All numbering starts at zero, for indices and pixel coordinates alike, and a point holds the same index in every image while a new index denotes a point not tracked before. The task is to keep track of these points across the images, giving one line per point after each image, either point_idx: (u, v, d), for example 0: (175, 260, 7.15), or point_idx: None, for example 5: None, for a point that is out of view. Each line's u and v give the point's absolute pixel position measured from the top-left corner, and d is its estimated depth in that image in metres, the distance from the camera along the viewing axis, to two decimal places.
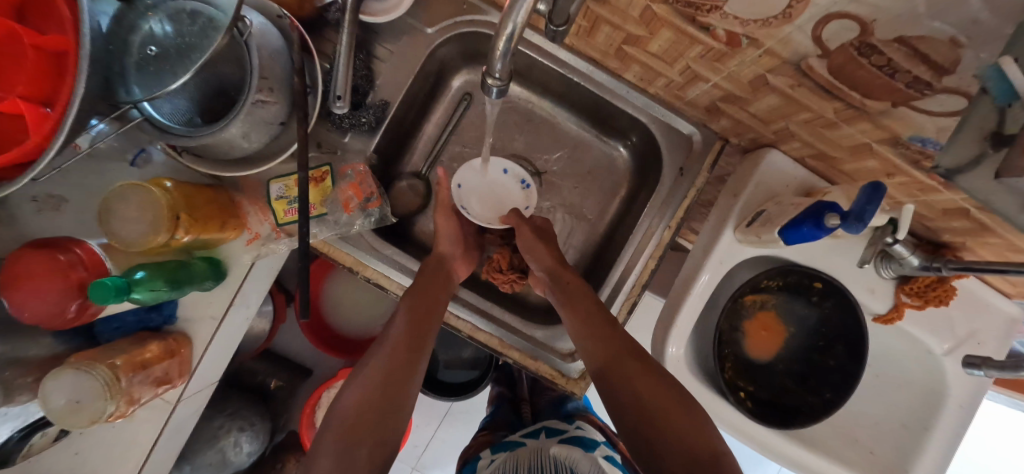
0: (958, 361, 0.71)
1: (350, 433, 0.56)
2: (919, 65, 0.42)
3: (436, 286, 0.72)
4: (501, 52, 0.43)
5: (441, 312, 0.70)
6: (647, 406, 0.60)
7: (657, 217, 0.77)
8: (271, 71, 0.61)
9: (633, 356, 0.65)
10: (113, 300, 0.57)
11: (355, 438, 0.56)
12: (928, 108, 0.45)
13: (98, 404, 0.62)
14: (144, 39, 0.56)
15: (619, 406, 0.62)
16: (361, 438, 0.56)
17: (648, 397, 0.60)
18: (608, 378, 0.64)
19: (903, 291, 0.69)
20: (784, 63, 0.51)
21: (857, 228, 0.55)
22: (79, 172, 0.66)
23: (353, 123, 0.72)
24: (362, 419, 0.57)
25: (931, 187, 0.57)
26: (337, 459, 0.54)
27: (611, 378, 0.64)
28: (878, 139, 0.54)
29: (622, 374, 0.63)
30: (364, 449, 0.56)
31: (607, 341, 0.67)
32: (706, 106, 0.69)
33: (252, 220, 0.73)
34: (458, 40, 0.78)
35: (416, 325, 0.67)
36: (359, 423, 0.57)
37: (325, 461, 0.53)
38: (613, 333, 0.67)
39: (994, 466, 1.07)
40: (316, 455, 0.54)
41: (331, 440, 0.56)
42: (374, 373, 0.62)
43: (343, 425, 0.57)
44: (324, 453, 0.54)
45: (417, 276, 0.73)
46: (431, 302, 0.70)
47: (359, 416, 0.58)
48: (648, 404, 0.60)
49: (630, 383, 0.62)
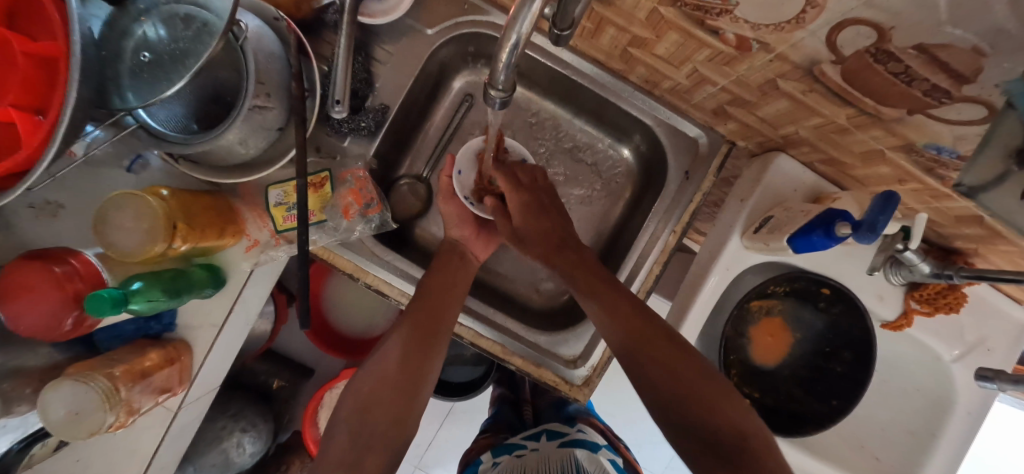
0: (967, 368, 0.69)
1: (365, 413, 0.62)
2: (938, 73, 0.40)
3: (450, 275, 0.74)
4: (504, 63, 0.42)
5: (455, 302, 0.71)
6: (694, 403, 0.58)
7: (662, 221, 0.76)
8: (268, 77, 0.59)
9: (661, 336, 0.62)
10: (110, 311, 0.56)
11: (369, 416, 0.62)
12: (945, 116, 0.44)
13: (98, 415, 0.61)
14: (138, 43, 0.54)
15: (661, 402, 0.60)
16: (374, 416, 0.62)
17: (692, 395, 0.58)
18: (645, 370, 0.61)
19: (913, 297, 0.68)
20: (795, 68, 0.49)
21: (868, 238, 0.54)
22: (74, 178, 0.64)
23: (353, 128, 0.70)
24: (376, 399, 0.63)
25: (944, 195, 0.55)
26: (352, 436, 0.60)
27: (649, 371, 0.60)
28: (892, 146, 0.52)
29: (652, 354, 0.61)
30: (378, 427, 0.62)
31: (643, 332, 0.62)
32: (713, 109, 0.67)
33: (251, 227, 0.71)
34: (458, 41, 0.76)
35: (428, 315, 0.69)
36: (374, 402, 0.63)
37: (342, 437, 0.60)
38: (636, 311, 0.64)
39: None
40: (335, 431, 0.61)
41: (347, 418, 0.62)
42: (389, 359, 0.66)
43: (358, 404, 0.63)
44: (341, 430, 0.61)
45: (431, 267, 0.74)
46: (446, 292, 0.71)
47: (373, 396, 0.63)
48: (690, 400, 0.58)
49: (672, 378, 0.59)
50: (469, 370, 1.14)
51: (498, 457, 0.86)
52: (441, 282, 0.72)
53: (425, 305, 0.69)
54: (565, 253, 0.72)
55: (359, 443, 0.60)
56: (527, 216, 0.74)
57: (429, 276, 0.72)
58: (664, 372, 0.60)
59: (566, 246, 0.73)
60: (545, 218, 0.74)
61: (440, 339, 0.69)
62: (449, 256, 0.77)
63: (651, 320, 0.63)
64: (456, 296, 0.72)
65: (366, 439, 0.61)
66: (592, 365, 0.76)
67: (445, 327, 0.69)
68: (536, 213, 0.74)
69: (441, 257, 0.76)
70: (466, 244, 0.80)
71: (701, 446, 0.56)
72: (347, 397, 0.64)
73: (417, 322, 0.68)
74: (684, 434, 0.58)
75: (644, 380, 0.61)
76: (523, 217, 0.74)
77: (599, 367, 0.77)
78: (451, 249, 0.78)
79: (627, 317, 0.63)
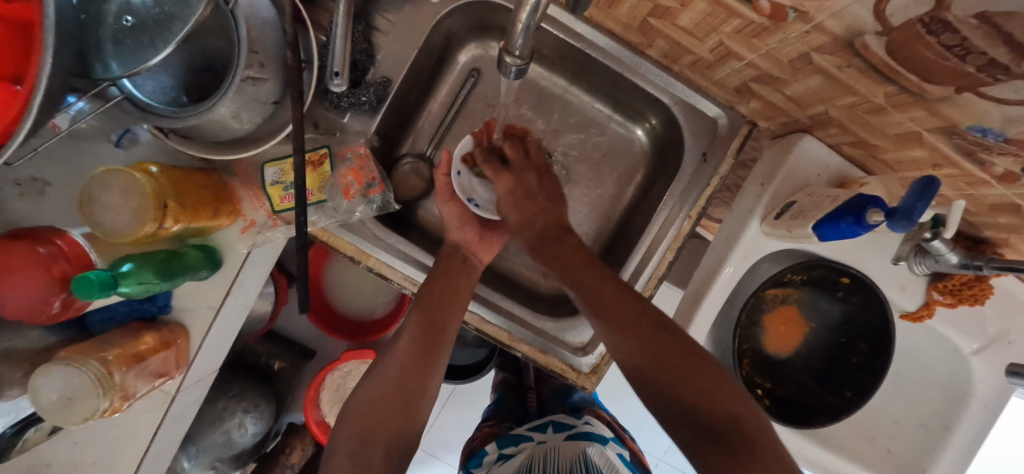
0: (990, 362, 0.66)
1: (365, 430, 0.59)
2: (997, 46, 0.36)
3: (452, 283, 0.70)
4: (522, 26, 0.38)
5: (458, 314, 0.69)
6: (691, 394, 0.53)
7: (677, 206, 0.72)
8: (262, 46, 0.55)
9: (657, 326, 0.58)
10: (97, 294, 0.53)
11: (369, 435, 0.59)
12: (999, 95, 0.40)
13: (91, 401, 0.59)
14: (120, 7, 0.50)
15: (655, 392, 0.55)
16: (375, 436, 0.59)
17: (686, 381, 0.54)
18: (652, 377, 0.55)
19: (937, 288, 0.64)
20: (834, 40, 0.46)
21: (904, 226, 0.51)
22: (59, 153, 0.60)
23: (353, 102, 0.66)
24: (377, 417, 0.60)
25: (982, 181, 0.52)
26: (351, 458, 0.57)
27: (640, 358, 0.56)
28: (931, 127, 0.49)
29: (640, 336, 0.57)
30: (378, 449, 0.58)
31: (666, 353, 0.56)
32: (737, 86, 0.63)
33: (247, 207, 0.68)
34: (465, 11, 0.72)
35: (429, 327, 0.66)
36: (375, 421, 0.60)
37: (341, 460, 0.57)
38: (629, 295, 0.61)
39: None
40: (335, 451, 0.58)
41: (348, 439, 0.59)
42: (389, 374, 0.63)
43: (358, 422, 0.60)
44: (341, 449, 0.58)
45: (431, 273, 0.70)
46: (446, 301, 0.68)
47: (372, 416, 0.60)
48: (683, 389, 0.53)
49: (676, 379, 0.54)
50: (472, 354, 1.12)
51: (502, 447, 0.84)
52: (443, 292, 0.68)
53: (426, 319, 0.67)
54: (545, 243, 0.69)
55: (358, 463, 0.57)
56: (511, 201, 0.72)
57: (429, 284, 0.68)
58: (657, 359, 0.56)
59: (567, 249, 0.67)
60: (529, 205, 0.71)
61: (440, 352, 0.67)
62: (452, 260, 0.72)
63: (644, 309, 0.60)
64: (458, 306, 0.69)
65: (366, 459, 0.57)
66: (599, 353, 0.74)
67: (447, 338, 0.67)
68: (521, 199, 0.72)
69: (443, 261, 0.71)
70: (471, 224, 0.76)
71: (704, 443, 0.51)
72: (346, 416, 0.61)
73: (418, 336, 0.66)
74: (672, 415, 0.54)
75: (649, 388, 0.56)
76: (507, 204, 0.72)
77: (607, 356, 0.74)
78: (453, 253, 0.73)
79: (659, 343, 0.56)
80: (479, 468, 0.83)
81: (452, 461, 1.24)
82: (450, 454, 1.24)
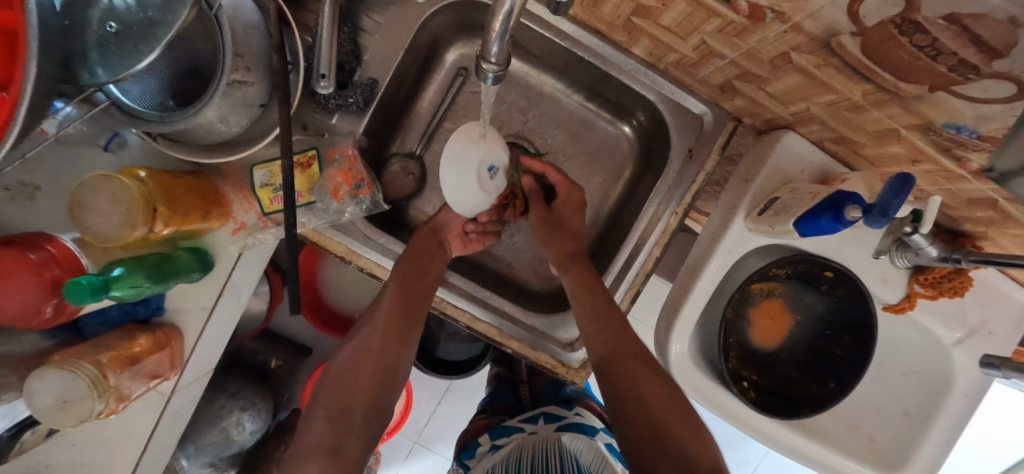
0: (969, 351, 0.68)
1: (343, 397, 0.60)
2: (967, 47, 0.37)
3: (423, 263, 0.71)
4: (498, 32, 0.38)
5: (433, 290, 0.70)
6: (660, 425, 0.58)
7: (664, 203, 0.73)
8: (247, 48, 0.55)
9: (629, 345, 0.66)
10: (90, 300, 0.54)
11: (347, 403, 0.60)
12: (971, 94, 0.41)
13: (87, 402, 0.59)
14: (104, 13, 0.50)
15: (630, 416, 0.60)
16: (353, 405, 0.60)
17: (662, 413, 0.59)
18: (635, 408, 0.60)
19: (918, 281, 0.66)
20: (811, 40, 0.46)
21: (878, 222, 0.52)
22: (51, 156, 0.60)
23: (340, 104, 0.66)
24: (357, 384, 0.62)
25: (959, 176, 0.53)
26: (330, 422, 0.58)
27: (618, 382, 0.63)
28: (908, 125, 0.50)
29: (619, 362, 0.64)
30: (356, 414, 0.60)
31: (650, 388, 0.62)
32: (720, 84, 0.64)
33: (237, 209, 0.69)
34: (451, 10, 0.72)
35: (406, 302, 0.67)
36: (353, 388, 0.61)
37: (321, 425, 0.58)
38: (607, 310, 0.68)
39: (983, 439, 1.14)
40: (313, 419, 0.59)
41: (326, 407, 0.60)
42: (368, 345, 0.65)
43: (338, 389, 0.61)
44: (319, 416, 0.59)
45: (404, 253, 0.71)
46: (420, 280, 0.69)
47: (351, 385, 0.62)
48: (655, 416, 0.59)
49: (645, 405, 0.60)
50: (467, 349, 1.12)
51: (496, 440, 0.86)
52: (416, 270, 0.70)
53: (402, 293, 0.67)
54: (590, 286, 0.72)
55: (338, 428, 0.58)
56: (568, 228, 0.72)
57: (404, 261, 0.69)
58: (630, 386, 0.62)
59: (624, 351, 0.65)
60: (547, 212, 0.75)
61: (416, 327, 0.68)
62: (426, 242, 0.74)
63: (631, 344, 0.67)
64: (432, 283, 0.70)
65: (346, 426, 0.58)
66: None
67: (422, 313, 0.68)
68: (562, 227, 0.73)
69: (416, 242, 0.73)
70: (449, 232, 0.77)
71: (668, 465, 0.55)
72: (325, 386, 0.63)
73: (394, 309, 0.67)
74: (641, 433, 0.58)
75: (632, 419, 0.60)
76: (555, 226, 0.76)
77: None
78: (430, 234, 0.75)
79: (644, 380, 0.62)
80: (473, 459, 0.85)
81: (447, 454, 1.26)
82: (445, 447, 1.25)
